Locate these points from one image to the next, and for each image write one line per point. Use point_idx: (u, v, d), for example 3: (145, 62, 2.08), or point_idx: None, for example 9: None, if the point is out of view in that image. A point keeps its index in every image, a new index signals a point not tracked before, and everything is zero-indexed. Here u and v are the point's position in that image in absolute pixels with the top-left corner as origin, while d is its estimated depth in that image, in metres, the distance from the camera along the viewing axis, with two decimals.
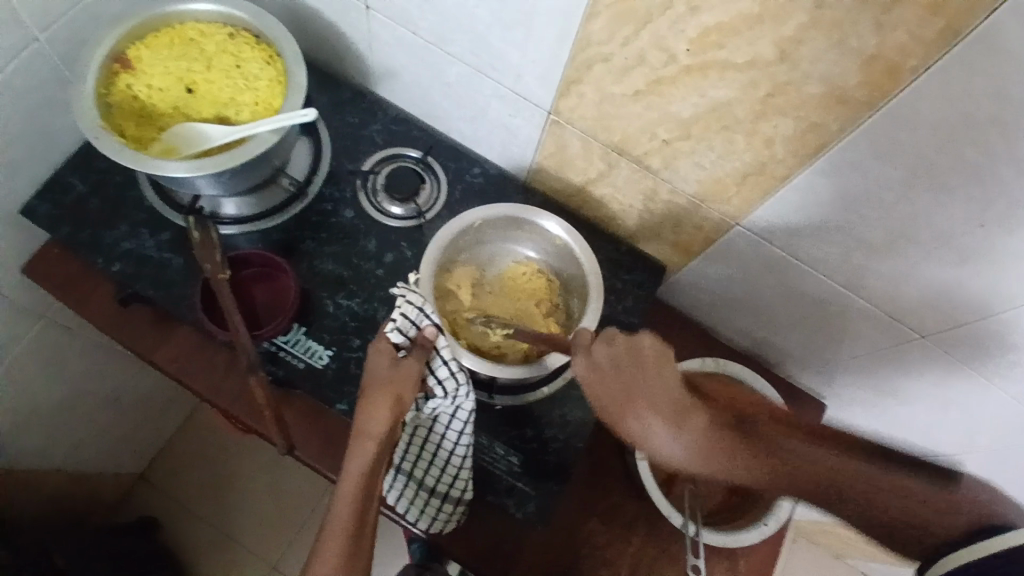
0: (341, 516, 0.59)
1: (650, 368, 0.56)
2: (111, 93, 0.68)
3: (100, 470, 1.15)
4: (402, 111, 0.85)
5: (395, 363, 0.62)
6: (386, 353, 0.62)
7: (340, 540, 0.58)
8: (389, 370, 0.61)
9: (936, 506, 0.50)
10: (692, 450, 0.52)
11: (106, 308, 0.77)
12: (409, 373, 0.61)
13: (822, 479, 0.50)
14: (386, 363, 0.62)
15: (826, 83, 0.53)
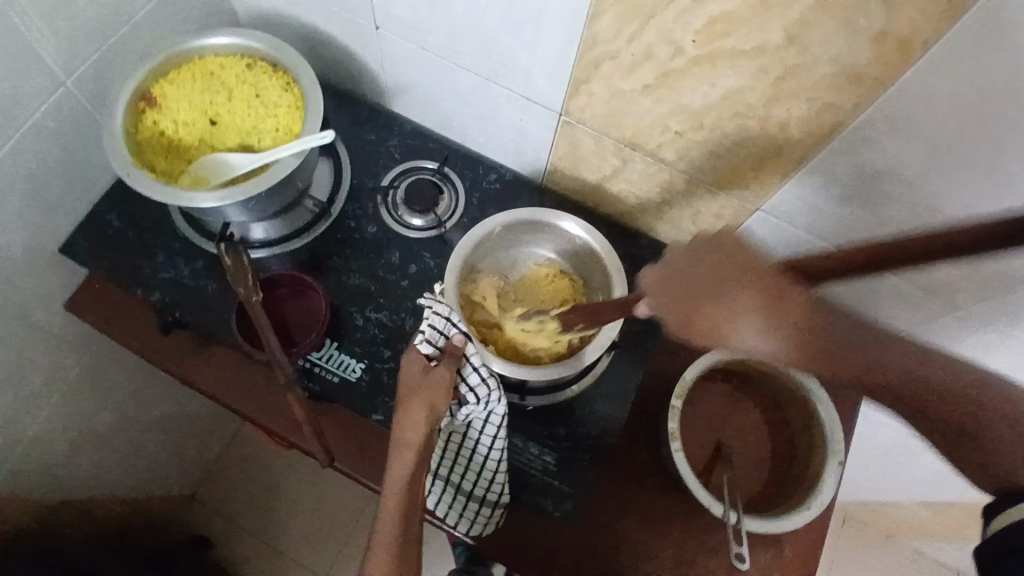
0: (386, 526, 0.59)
1: (740, 266, 0.49)
2: (140, 131, 0.71)
3: (150, 493, 1.19)
4: (416, 124, 0.87)
5: (427, 371, 0.63)
6: (418, 361, 0.64)
7: (387, 549, 0.58)
8: (422, 377, 0.63)
9: (1010, 427, 0.50)
10: (782, 350, 0.48)
11: (149, 335, 0.80)
12: (440, 380, 0.63)
13: (906, 384, 0.49)
14: (418, 371, 0.64)
15: (838, 62, 0.53)
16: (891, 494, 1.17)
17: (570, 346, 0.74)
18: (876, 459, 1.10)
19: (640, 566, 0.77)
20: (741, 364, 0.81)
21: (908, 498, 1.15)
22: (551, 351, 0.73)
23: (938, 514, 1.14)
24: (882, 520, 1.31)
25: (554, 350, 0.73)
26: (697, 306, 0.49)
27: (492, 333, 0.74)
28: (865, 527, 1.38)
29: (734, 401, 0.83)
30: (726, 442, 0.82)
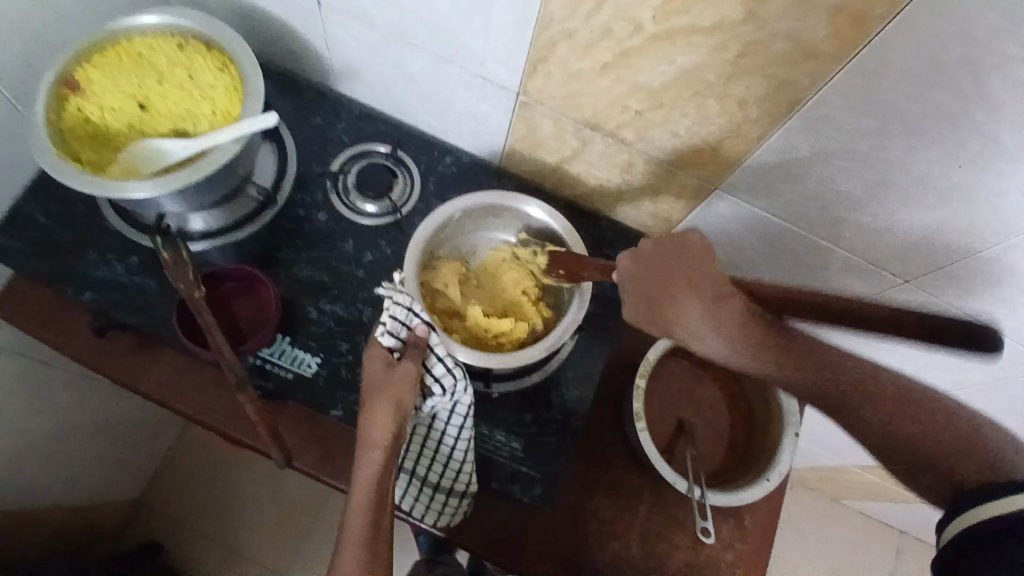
0: (355, 528, 0.57)
1: (694, 262, 0.58)
2: (62, 118, 0.64)
3: (97, 502, 1.13)
4: (366, 107, 0.83)
5: (391, 367, 0.61)
6: (380, 358, 0.62)
7: (357, 551, 0.56)
8: (384, 375, 0.61)
9: (935, 431, 0.52)
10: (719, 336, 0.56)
11: (83, 338, 0.74)
12: (405, 374, 0.61)
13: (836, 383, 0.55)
14: (380, 367, 0.61)
15: (795, 39, 0.52)
16: (840, 459, 1.23)
17: (535, 334, 0.74)
18: (827, 426, 1.14)
19: (608, 545, 0.78)
20: None
21: (856, 462, 1.20)
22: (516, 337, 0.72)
23: (883, 476, 1.20)
24: (832, 484, 1.36)
25: (517, 336, 0.73)
26: (658, 287, 0.58)
27: (455, 320, 0.72)
28: (814, 491, 1.44)
29: (695, 378, 0.84)
30: (688, 417, 0.82)
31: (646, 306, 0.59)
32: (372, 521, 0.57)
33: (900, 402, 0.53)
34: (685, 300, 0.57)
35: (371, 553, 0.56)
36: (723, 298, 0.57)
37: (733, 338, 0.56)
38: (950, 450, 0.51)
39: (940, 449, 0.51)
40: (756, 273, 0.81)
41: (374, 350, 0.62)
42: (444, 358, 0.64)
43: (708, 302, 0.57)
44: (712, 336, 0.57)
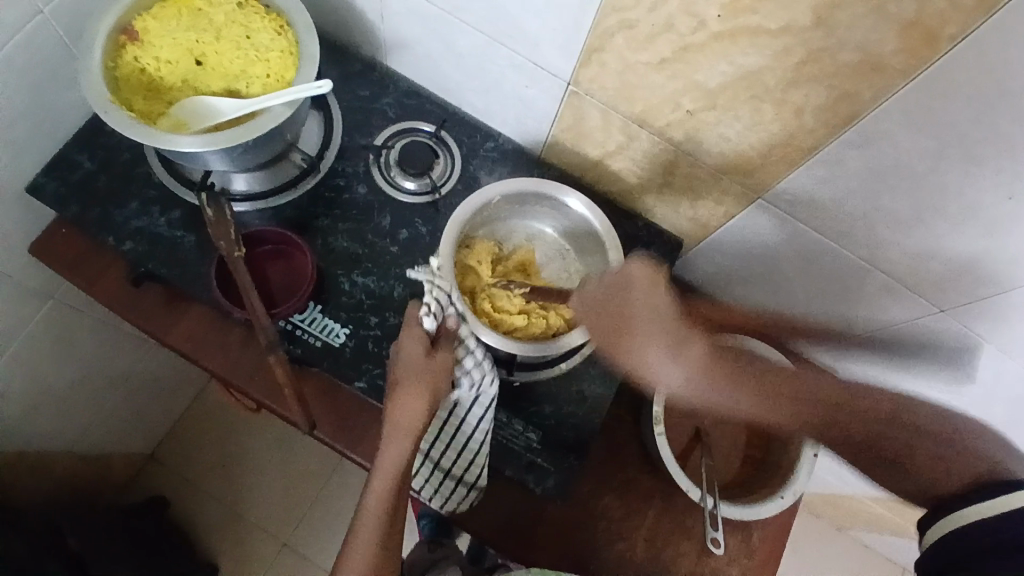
0: (370, 519, 0.59)
1: (639, 292, 0.62)
2: (119, 66, 0.65)
3: (109, 451, 1.15)
4: (413, 84, 0.83)
5: (428, 358, 0.61)
6: (418, 346, 0.62)
7: (370, 540, 0.59)
8: (420, 366, 0.61)
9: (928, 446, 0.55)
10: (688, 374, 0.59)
11: (117, 287, 0.75)
12: (440, 366, 0.61)
13: (826, 407, 0.57)
14: (417, 357, 0.61)
15: (863, 50, 0.52)
16: (850, 487, 1.21)
17: (554, 333, 0.71)
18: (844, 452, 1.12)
19: (614, 546, 0.77)
20: (730, 352, 0.82)
21: (867, 492, 1.18)
22: (536, 328, 0.71)
23: (894, 509, 1.17)
24: (838, 512, 1.34)
25: (535, 331, 0.71)
26: (603, 326, 0.62)
27: (480, 299, 0.71)
28: (819, 517, 1.42)
29: None
30: (706, 427, 0.82)
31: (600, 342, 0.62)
32: (388, 514, 0.59)
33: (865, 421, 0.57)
34: (648, 343, 0.60)
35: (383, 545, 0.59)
36: (688, 335, 0.60)
37: (692, 372, 0.59)
38: (909, 450, 0.55)
39: (917, 452, 0.55)
40: (789, 287, 0.80)
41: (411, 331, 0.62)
42: (475, 357, 0.64)
43: (664, 342, 0.59)
44: (676, 368, 0.59)
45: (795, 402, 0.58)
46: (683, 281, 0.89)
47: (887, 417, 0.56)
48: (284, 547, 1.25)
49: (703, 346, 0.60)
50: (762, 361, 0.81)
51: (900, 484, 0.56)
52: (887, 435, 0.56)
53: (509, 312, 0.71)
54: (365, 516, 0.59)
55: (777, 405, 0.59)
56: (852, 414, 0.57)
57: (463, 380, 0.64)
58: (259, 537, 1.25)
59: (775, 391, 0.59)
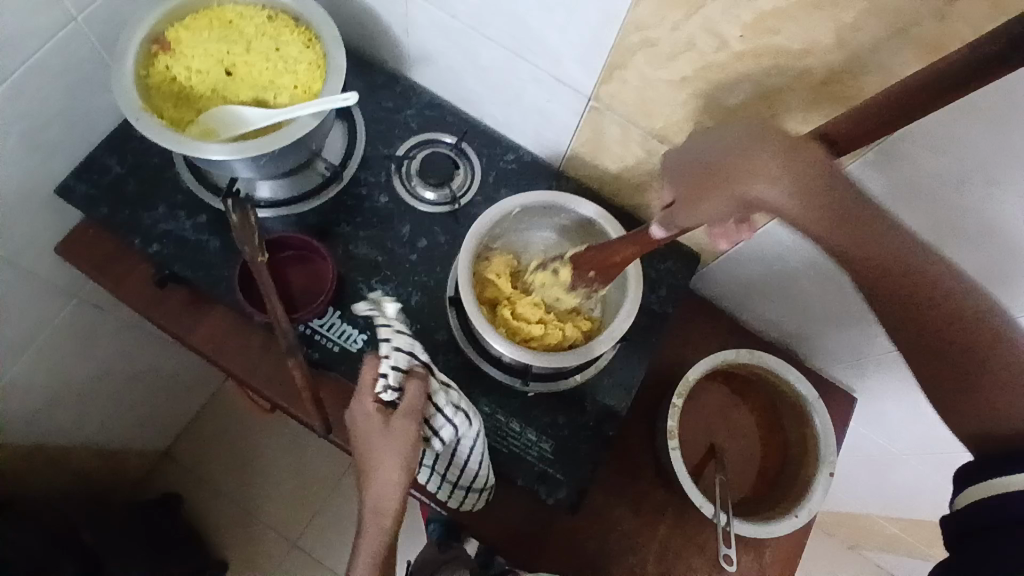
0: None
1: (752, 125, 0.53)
2: (151, 74, 0.67)
3: (126, 448, 1.17)
4: (435, 96, 0.84)
5: (388, 427, 0.56)
6: (378, 418, 0.57)
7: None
8: (383, 437, 0.56)
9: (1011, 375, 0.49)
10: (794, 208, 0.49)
11: (143, 288, 0.77)
12: (406, 435, 0.56)
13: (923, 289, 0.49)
14: (377, 428, 0.57)
15: (883, 71, 0.52)
16: (864, 506, 1.20)
17: (569, 343, 0.73)
18: (859, 471, 1.10)
19: (624, 558, 0.77)
20: (745, 367, 0.82)
21: (881, 512, 1.17)
22: (551, 339, 0.72)
23: (911, 531, 1.15)
24: (853, 531, 1.32)
25: (551, 340, 0.72)
26: (699, 175, 0.54)
27: (498, 310, 0.73)
28: (830, 536, 1.41)
29: (731, 402, 0.83)
30: (720, 442, 0.82)
31: (678, 191, 0.56)
32: (378, 572, 0.58)
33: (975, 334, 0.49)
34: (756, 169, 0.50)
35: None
36: (818, 180, 0.49)
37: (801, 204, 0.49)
38: (995, 381, 0.49)
39: (1001, 388, 0.49)
40: (806, 303, 0.80)
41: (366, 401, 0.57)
42: (448, 409, 0.61)
43: (779, 168, 0.49)
44: (783, 202, 0.49)
45: (905, 283, 0.49)
46: (699, 296, 0.89)
47: (989, 347, 0.49)
48: (294, 548, 1.26)
49: (830, 194, 0.49)
50: (777, 376, 0.81)
51: (959, 409, 0.51)
52: (982, 361, 0.49)
53: (526, 323, 0.72)
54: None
55: (874, 278, 0.50)
56: (953, 311, 0.49)
57: (444, 430, 0.62)
58: (268, 538, 1.26)
59: (897, 262, 0.49)
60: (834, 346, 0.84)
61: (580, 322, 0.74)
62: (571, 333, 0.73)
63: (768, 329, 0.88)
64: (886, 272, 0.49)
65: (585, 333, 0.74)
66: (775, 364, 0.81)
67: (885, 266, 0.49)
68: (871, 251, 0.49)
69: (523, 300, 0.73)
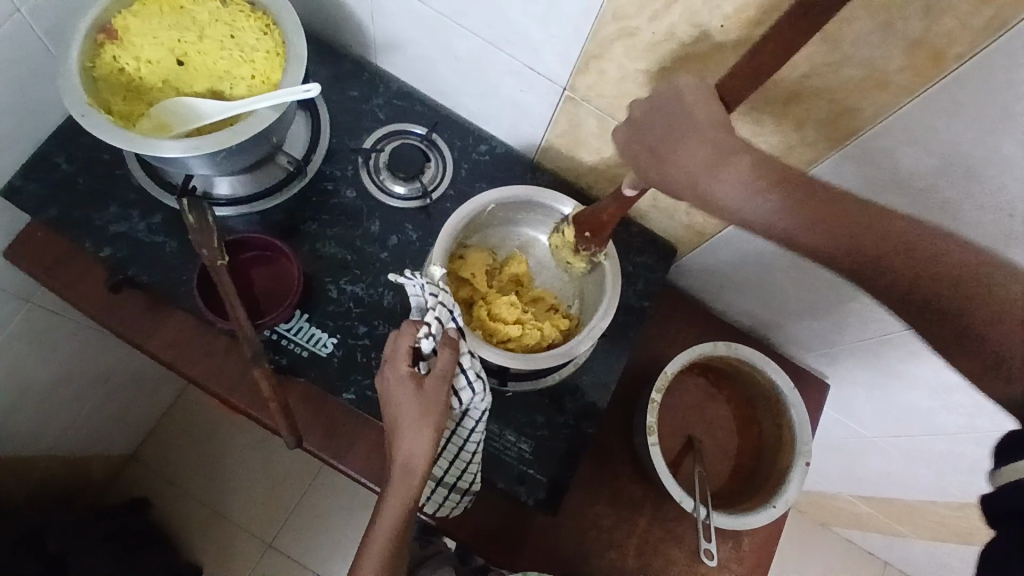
0: (382, 533, 0.58)
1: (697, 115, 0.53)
2: (97, 66, 0.62)
3: (91, 452, 1.12)
4: (405, 85, 0.81)
5: (421, 389, 0.57)
6: (411, 380, 0.57)
7: (382, 552, 0.58)
8: (415, 400, 0.56)
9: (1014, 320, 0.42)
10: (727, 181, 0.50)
11: (95, 292, 0.72)
12: (437, 394, 0.57)
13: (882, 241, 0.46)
14: (411, 390, 0.57)
15: (867, 66, 0.51)
16: (835, 486, 1.22)
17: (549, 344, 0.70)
18: (831, 453, 1.12)
19: (605, 553, 0.77)
20: (721, 360, 0.81)
21: (851, 491, 1.20)
22: (530, 338, 0.69)
23: (877, 509, 1.18)
24: (823, 509, 1.35)
25: (528, 340, 0.69)
26: (657, 164, 0.54)
27: (475, 309, 0.70)
28: (802, 514, 1.43)
29: (709, 395, 0.83)
30: (697, 434, 0.82)
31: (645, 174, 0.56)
32: (401, 527, 0.59)
33: (920, 276, 0.45)
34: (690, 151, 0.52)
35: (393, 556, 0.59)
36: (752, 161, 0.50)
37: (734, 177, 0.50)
38: (965, 313, 0.43)
39: (976, 321, 0.43)
40: (782, 294, 0.80)
41: (403, 360, 0.57)
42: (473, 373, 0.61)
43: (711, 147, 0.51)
44: (726, 181, 0.50)
45: (832, 240, 0.47)
46: (676, 288, 0.88)
47: (948, 279, 0.44)
48: (270, 548, 1.23)
49: (765, 168, 0.50)
50: (754, 369, 0.80)
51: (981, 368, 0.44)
52: (942, 297, 0.44)
53: (504, 321, 0.70)
54: (377, 532, 0.59)
55: (806, 238, 0.48)
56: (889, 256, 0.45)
57: (463, 394, 0.62)
58: (242, 537, 1.23)
59: (847, 219, 0.47)
60: (809, 336, 0.84)
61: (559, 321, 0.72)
62: (550, 332, 0.70)
63: (743, 319, 0.88)
64: (814, 228, 0.47)
65: (564, 331, 0.72)
66: (752, 356, 0.80)
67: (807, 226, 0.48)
68: (793, 212, 0.48)
69: (500, 299, 0.71)
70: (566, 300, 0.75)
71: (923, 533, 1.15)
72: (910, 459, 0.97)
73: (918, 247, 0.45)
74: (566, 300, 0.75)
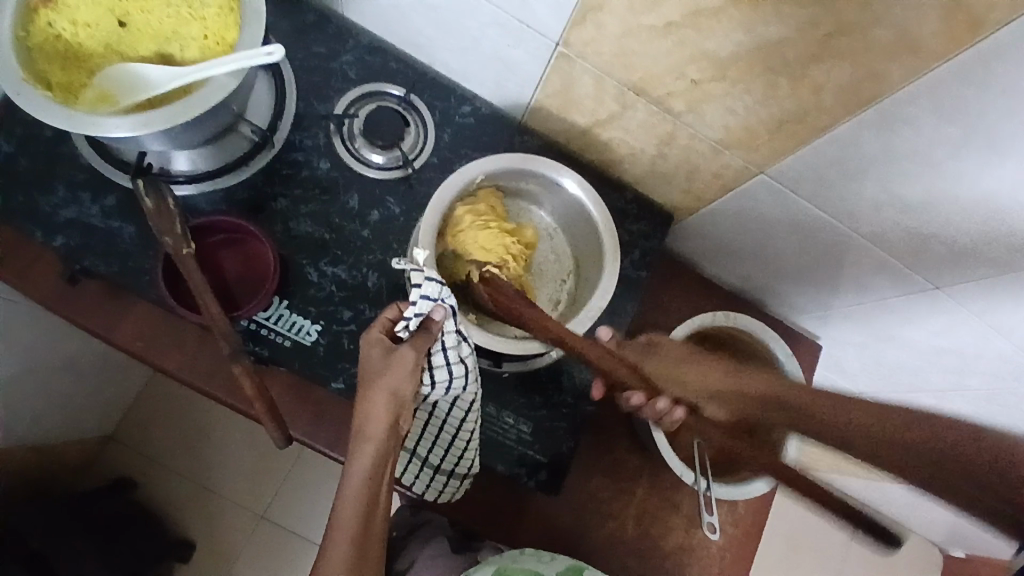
0: (349, 510, 0.51)
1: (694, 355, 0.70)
2: (31, 34, 0.54)
3: (65, 440, 1.07)
4: (376, 39, 0.73)
5: (391, 357, 0.53)
6: (379, 345, 0.53)
7: (350, 533, 0.50)
8: (387, 367, 0.53)
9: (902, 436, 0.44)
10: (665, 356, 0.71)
11: (48, 284, 0.65)
12: (405, 360, 0.53)
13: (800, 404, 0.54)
14: (378, 355, 0.53)
15: (898, 27, 0.46)
16: None
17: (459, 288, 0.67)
18: None
19: (604, 525, 0.77)
20: (720, 329, 0.79)
21: None
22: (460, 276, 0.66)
23: None
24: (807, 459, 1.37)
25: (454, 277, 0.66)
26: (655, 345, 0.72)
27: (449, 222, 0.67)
28: None
29: None
30: None
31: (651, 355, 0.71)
32: (369, 500, 0.51)
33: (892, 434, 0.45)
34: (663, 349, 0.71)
35: (360, 544, 0.51)
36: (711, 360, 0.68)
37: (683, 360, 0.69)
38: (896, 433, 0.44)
39: (883, 447, 0.45)
40: (781, 261, 0.77)
41: (376, 325, 0.54)
42: (454, 354, 0.57)
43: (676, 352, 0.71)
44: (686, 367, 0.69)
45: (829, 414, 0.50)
46: (671, 252, 0.85)
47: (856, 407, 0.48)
48: (262, 520, 1.22)
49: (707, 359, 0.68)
50: (752, 337, 0.78)
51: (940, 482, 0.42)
52: (908, 433, 0.44)
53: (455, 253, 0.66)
54: (341, 514, 0.51)
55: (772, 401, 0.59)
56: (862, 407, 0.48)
57: (439, 374, 0.58)
58: (231, 511, 1.21)
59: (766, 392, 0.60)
60: (804, 300, 0.82)
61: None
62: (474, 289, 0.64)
63: (738, 284, 0.85)
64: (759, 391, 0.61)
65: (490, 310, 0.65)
66: (752, 324, 0.78)
67: (764, 386, 0.62)
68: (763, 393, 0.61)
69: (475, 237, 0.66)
70: (551, 298, 0.72)
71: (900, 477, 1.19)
72: (895, 414, 0.97)
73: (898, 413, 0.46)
74: (550, 298, 0.72)
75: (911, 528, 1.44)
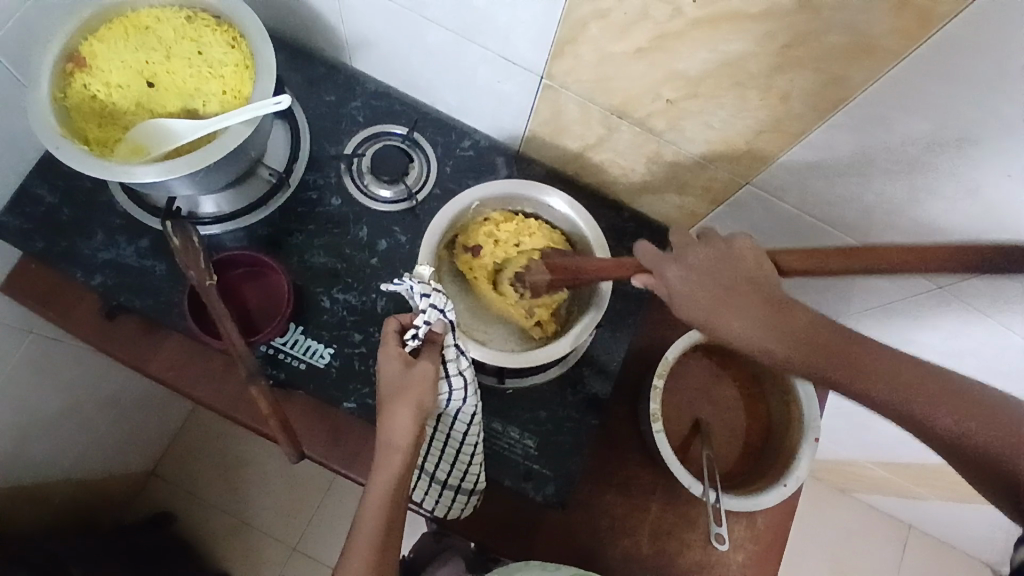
0: (371, 521, 0.55)
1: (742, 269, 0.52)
2: (69, 95, 0.62)
3: (107, 475, 1.13)
4: (381, 84, 0.79)
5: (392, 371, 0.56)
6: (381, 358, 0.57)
7: (374, 540, 0.55)
8: (395, 380, 0.56)
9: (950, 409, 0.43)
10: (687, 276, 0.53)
11: (89, 321, 0.72)
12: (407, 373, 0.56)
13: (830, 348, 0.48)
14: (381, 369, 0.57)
15: (850, 31, 0.48)
16: (850, 452, 1.20)
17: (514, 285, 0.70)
18: (844, 420, 1.10)
19: (619, 542, 0.77)
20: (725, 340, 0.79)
21: (867, 457, 1.17)
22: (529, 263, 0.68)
23: (894, 473, 1.16)
24: (837, 475, 1.32)
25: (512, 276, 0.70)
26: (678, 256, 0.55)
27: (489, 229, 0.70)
28: (820, 482, 1.40)
29: (714, 376, 0.82)
30: (705, 417, 0.80)
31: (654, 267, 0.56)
32: (390, 509, 0.56)
33: (939, 404, 0.44)
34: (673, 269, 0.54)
35: (380, 554, 0.55)
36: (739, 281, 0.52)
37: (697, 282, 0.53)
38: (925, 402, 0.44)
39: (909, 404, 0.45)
40: None
41: (391, 339, 0.57)
42: (455, 367, 0.60)
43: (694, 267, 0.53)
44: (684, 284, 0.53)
45: (874, 364, 0.46)
46: None
47: (873, 359, 0.46)
48: (294, 552, 1.25)
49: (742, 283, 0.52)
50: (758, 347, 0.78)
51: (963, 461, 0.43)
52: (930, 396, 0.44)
53: (514, 248, 0.70)
54: (364, 522, 0.55)
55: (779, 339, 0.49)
56: (875, 360, 0.46)
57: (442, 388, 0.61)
58: (266, 542, 1.25)
59: (794, 328, 0.49)
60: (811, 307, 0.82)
61: (544, 316, 0.71)
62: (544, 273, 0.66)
63: None
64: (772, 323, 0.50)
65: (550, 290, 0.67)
66: None
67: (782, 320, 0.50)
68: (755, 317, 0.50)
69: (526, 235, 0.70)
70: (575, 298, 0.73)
71: (942, 494, 1.13)
72: None
73: (951, 385, 0.44)
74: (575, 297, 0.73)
75: (963, 549, 1.36)
